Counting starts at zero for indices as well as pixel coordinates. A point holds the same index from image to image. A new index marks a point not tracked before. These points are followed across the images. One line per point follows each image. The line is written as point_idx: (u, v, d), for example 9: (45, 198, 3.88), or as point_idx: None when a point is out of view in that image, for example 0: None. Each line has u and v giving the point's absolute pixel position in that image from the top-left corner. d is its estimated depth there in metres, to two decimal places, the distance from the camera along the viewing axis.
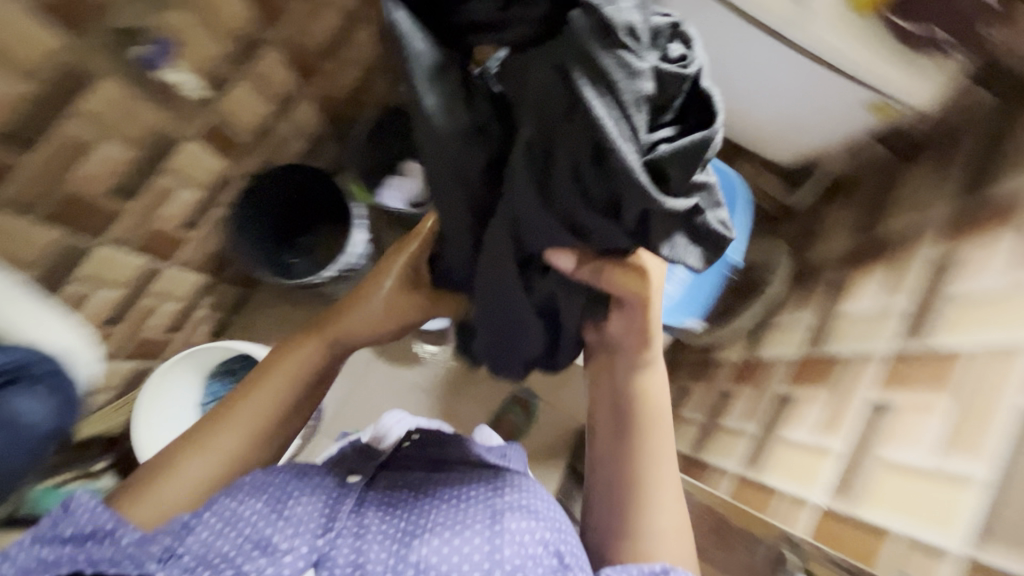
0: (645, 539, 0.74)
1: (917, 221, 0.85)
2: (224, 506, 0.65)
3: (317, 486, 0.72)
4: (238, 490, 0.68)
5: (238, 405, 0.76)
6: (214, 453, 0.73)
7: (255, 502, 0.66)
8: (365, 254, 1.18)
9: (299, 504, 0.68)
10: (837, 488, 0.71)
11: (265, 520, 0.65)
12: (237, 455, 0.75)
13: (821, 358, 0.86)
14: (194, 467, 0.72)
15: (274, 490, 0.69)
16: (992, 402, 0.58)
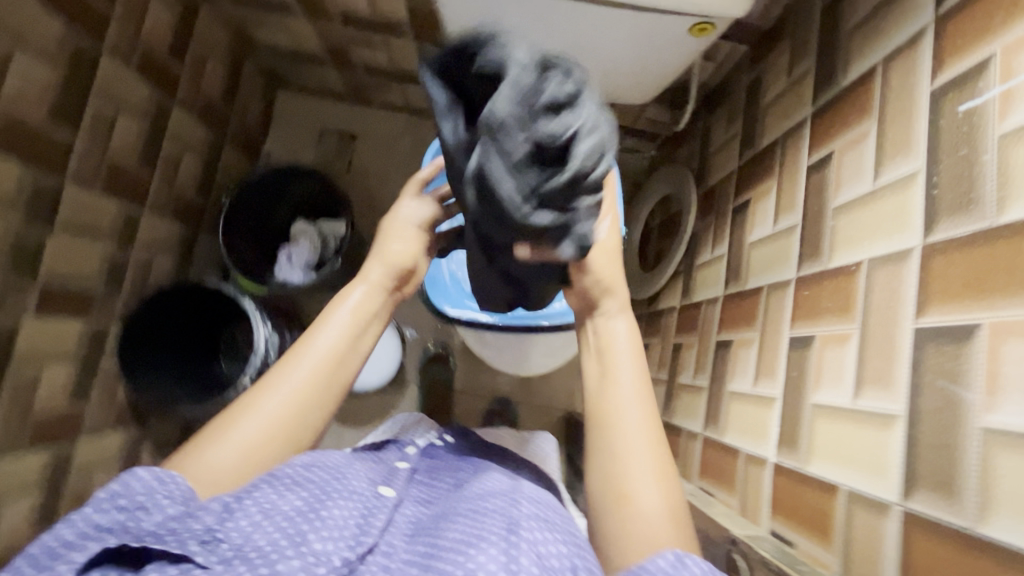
0: (632, 499, 0.52)
1: (785, 121, 0.76)
2: (261, 495, 0.49)
3: (356, 490, 0.55)
4: (278, 479, 0.51)
5: (291, 369, 0.61)
6: (243, 446, 0.56)
7: (293, 498, 0.49)
8: (276, 348, 1.11)
9: (338, 508, 0.51)
10: (784, 443, 0.61)
11: (302, 518, 0.48)
12: (290, 426, 0.59)
13: (741, 297, 0.79)
14: (222, 454, 0.55)
15: (317, 487, 0.52)
16: (892, 322, 0.49)
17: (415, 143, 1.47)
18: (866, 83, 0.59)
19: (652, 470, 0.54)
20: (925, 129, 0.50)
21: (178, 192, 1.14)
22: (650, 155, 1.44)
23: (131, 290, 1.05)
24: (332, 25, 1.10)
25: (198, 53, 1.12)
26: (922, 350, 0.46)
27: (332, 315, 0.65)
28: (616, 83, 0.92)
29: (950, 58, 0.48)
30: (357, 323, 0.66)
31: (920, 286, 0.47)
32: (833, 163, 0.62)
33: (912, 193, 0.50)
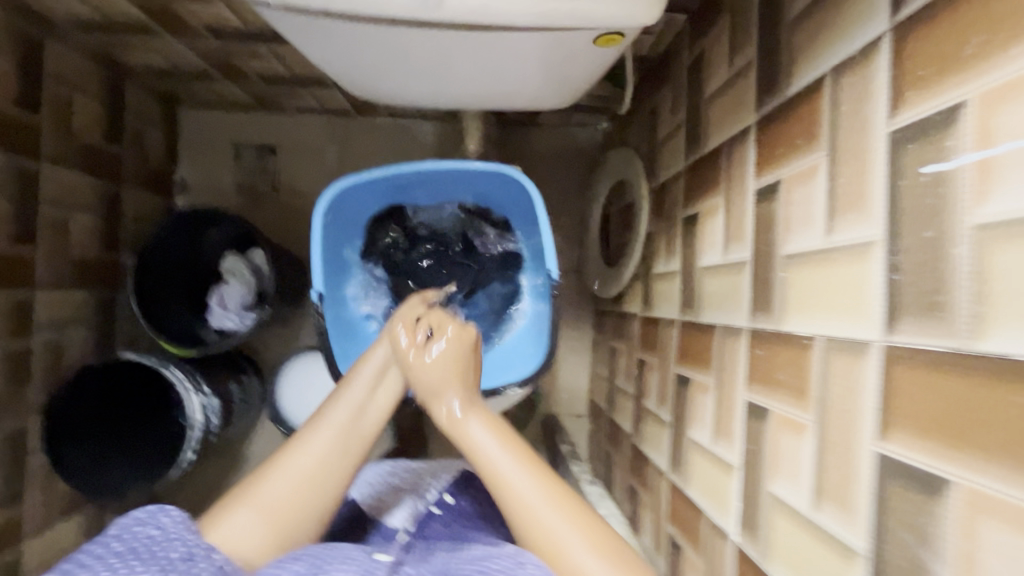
0: (564, 556, 0.51)
1: (729, 125, 0.64)
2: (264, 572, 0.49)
3: (351, 556, 0.53)
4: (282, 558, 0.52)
5: (329, 417, 0.65)
6: (261, 509, 0.59)
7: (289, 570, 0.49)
8: (217, 411, 1.02)
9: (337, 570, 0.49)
10: (746, 525, 0.54)
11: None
12: (306, 493, 0.61)
13: (697, 331, 0.70)
14: (243, 521, 0.58)
15: (313, 559, 0.51)
16: (850, 432, 0.40)
17: (339, 148, 1.32)
18: (814, 100, 0.47)
19: (572, 524, 0.53)
20: (882, 185, 0.39)
21: (75, 256, 1.01)
22: (603, 128, 1.30)
23: (44, 376, 0.95)
24: (206, 41, 0.94)
25: (60, 91, 0.95)
26: (882, 485, 0.37)
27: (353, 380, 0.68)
28: (528, 90, 0.79)
29: (914, 89, 0.36)
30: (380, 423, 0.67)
31: (880, 398, 0.38)
32: (783, 198, 0.51)
33: (871, 270, 0.39)
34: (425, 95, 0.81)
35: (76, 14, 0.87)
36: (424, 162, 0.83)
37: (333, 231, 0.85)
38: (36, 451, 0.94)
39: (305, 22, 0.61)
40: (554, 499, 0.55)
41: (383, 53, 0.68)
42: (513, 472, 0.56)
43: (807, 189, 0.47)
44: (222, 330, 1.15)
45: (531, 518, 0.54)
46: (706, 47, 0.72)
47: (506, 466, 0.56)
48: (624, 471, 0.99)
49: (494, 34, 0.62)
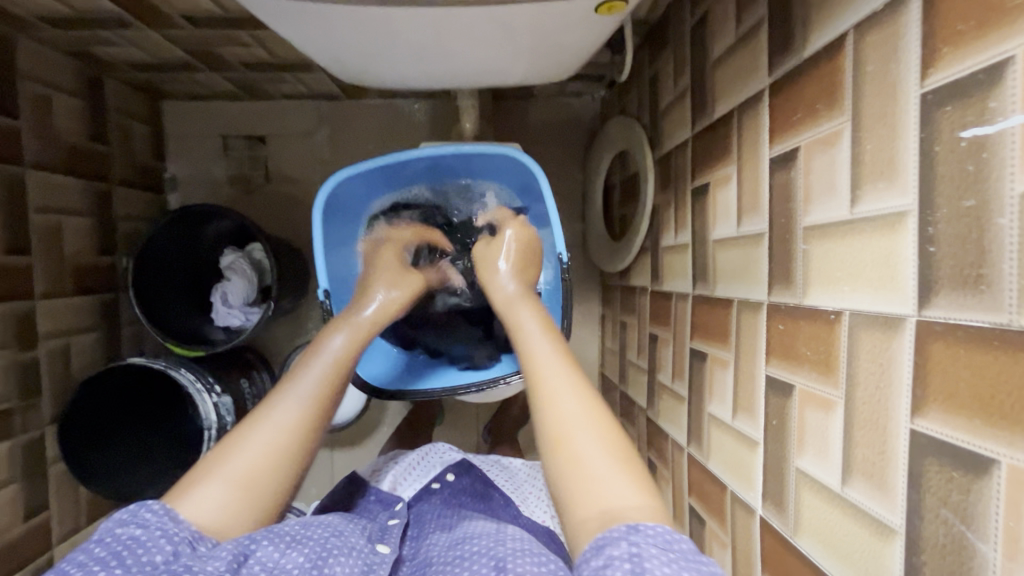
0: (571, 444, 0.51)
1: (739, 90, 0.61)
2: (265, 553, 0.49)
3: (354, 545, 0.57)
4: (278, 536, 0.52)
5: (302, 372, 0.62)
6: (232, 478, 0.54)
7: (297, 555, 0.51)
8: (230, 408, 1.03)
9: (341, 564, 0.53)
10: (771, 500, 0.54)
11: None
12: (301, 432, 0.58)
13: (711, 306, 0.69)
14: (217, 497, 0.52)
15: (317, 544, 0.54)
16: (882, 410, 0.39)
17: (330, 134, 1.28)
18: (836, 60, 0.44)
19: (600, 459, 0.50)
20: (914, 151, 0.37)
21: (72, 264, 0.99)
22: (600, 96, 1.26)
23: (54, 387, 0.94)
24: (182, 30, 0.89)
25: (36, 91, 0.92)
26: (918, 462, 0.36)
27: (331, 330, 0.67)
28: (524, 65, 0.75)
29: (950, 46, 0.34)
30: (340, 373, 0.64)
31: (916, 375, 0.36)
32: (802, 168, 0.49)
33: (902, 241, 0.37)
34: (416, 74, 0.77)
35: (44, 11, 0.82)
36: (416, 149, 0.80)
37: (331, 225, 0.84)
38: (55, 460, 0.94)
39: (287, 6, 0.58)
40: (592, 419, 0.53)
41: (368, 37, 0.65)
42: (568, 401, 0.54)
43: (829, 157, 0.45)
44: (228, 328, 1.15)
45: (576, 458, 0.50)
46: (710, 6, 0.68)
47: (572, 401, 0.54)
48: (640, 445, 0.99)
49: (491, 8, 0.59)
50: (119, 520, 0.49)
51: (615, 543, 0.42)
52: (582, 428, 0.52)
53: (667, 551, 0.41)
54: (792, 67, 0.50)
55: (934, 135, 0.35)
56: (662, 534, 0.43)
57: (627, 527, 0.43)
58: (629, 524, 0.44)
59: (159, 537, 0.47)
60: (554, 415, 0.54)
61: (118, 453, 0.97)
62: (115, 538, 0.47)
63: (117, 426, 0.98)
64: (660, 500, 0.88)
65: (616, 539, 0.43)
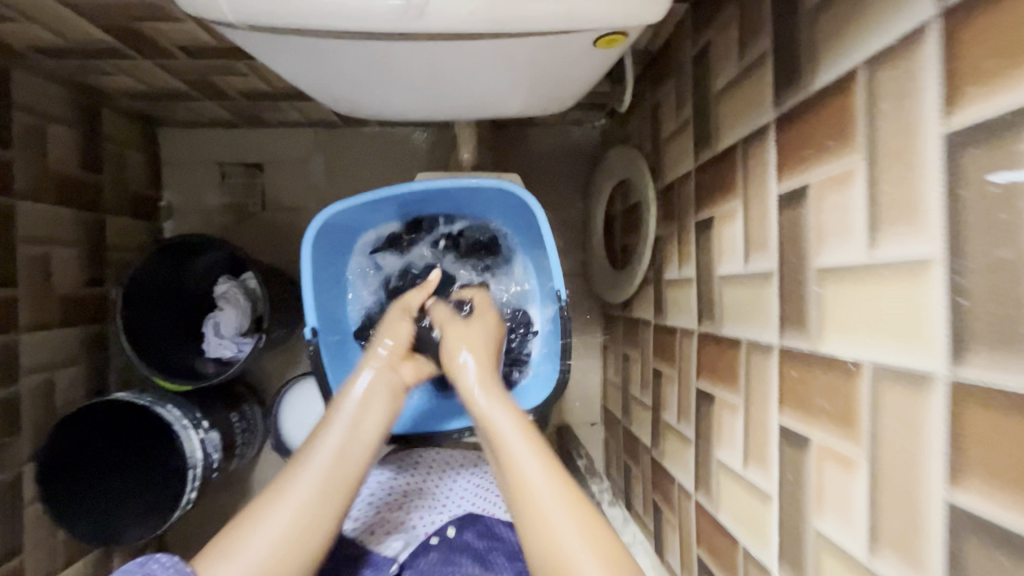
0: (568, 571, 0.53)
1: (743, 124, 0.59)
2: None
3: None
4: None
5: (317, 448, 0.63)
6: (276, 530, 0.57)
7: None
8: (217, 445, 0.98)
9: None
10: (787, 561, 0.50)
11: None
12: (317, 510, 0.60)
13: (718, 345, 0.65)
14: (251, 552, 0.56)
15: None
16: (914, 475, 0.35)
17: (328, 162, 1.27)
18: (846, 95, 0.42)
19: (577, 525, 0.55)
20: (938, 193, 0.34)
21: (60, 295, 0.97)
22: (600, 124, 1.25)
23: (34, 423, 0.91)
24: (178, 60, 0.88)
25: (30, 122, 0.91)
26: (956, 538, 0.32)
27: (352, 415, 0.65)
28: (520, 97, 0.74)
29: (974, 84, 0.31)
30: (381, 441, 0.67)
31: (952, 440, 0.33)
32: (812, 206, 0.46)
33: (930, 292, 0.34)
34: (410, 107, 0.76)
35: (38, 42, 0.82)
36: (412, 183, 0.79)
37: (319, 253, 0.81)
38: (32, 500, 0.90)
39: (275, 39, 0.56)
40: (572, 507, 0.56)
41: (359, 69, 0.64)
42: (517, 440, 0.61)
43: (842, 195, 0.43)
44: (219, 359, 1.12)
45: (545, 522, 0.55)
46: (712, 38, 0.67)
47: (552, 497, 0.57)
48: (645, 486, 0.95)
49: (485, 42, 0.57)
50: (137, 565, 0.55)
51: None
52: (558, 530, 0.55)
53: None
54: (801, 102, 0.48)
55: (958, 178, 0.32)
56: None
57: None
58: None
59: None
60: (528, 507, 0.57)
61: (96, 494, 0.92)
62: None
63: (97, 466, 0.93)
64: (665, 547, 0.83)
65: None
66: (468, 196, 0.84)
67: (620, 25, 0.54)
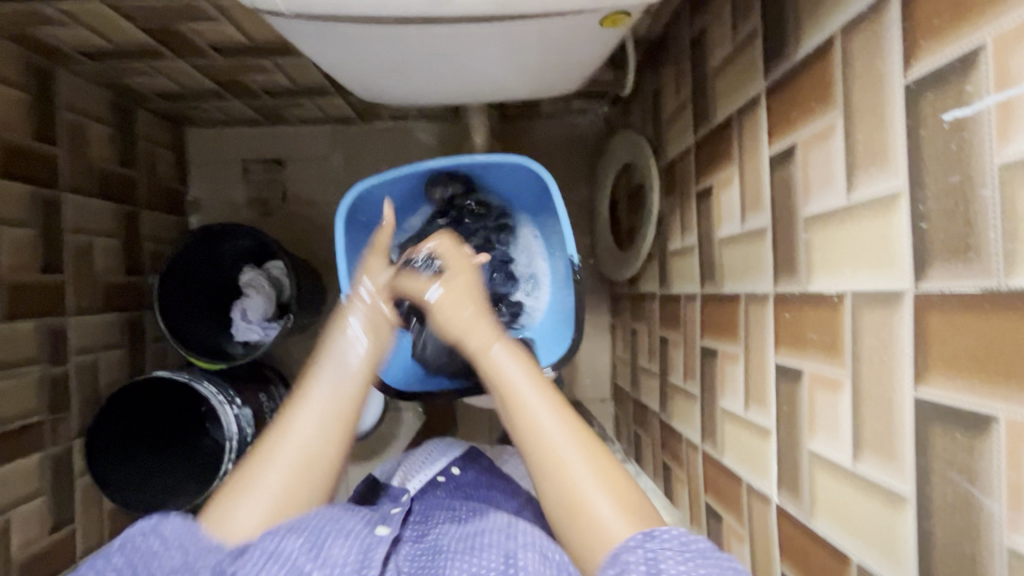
0: (583, 506, 0.52)
1: (738, 97, 0.64)
2: (267, 540, 0.53)
3: (353, 528, 0.56)
4: (279, 528, 0.55)
5: (310, 400, 0.63)
6: (264, 500, 0.57)
7: (296, 539, 0.53)
8: (250, 420, 1.04)
9: (338, 546, 0.54)
10: (786, 485, 0.56)
11: (303, 560, 0.52)
12: (312, 459, 0.60)
13: (720, 304, 0.71)
14: (242, 516, 0.57)
15: (315, 528, 0.55)
16: (887, 383, 0.41)
17: (345, 155, 1.34)
18: (825, 61, 0.48)
19: (588, 466, 0.54)
20: (903, 136, 0.39)
21: (101, 283, 1.04)
22: (603, 113, 1.30)
23: (82, 400, 0.97)
24: (209, 59, 0.95)
25: (72, 119, 0.97)
26: (924, 427, 0.38)
27: (341, 354, 0.67)
28: (531, 79, 0.80)
29: (929, 39, 0.37)
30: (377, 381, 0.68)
31: (915, 345, 0.38)
32: (800, 163, 0.52)
33: (897, 222, 0.40)
34: (431, 90, 0.82)
35: (83, 44, 0.88)
36: (433, 159, 0.85)
37: (353, 232, 0.88)
38: (82, 473, 0.96)
39: (312, 27, 0.62)
40: (565, 422, 0.57)
41: (385, 54, 0.70)
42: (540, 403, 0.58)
43: (824, 150, 0.48)
44: (247, 342, 1.18)
45: (562, 474, 0.54)
46: (707, 20, 0.72)
47: (555, 428, 0.56)
48: (654, 449, 1.00)
49: (502, 25, 0.63)
50: (141, 528, 0.54)
51: (631, 550, 0.47)
52: (587, 483, 0.53)
53: (682, 552, 0.46)
54: (788, 71, 0.54)
55: (919, 120, 0.38)
56: (678, 535, 0.48)
57: (639, 535, 0.48)
58: (645, 530, 0.49)
59: (174, 549, 0.53)
60: (553, 465, 0.55)
61: (142, 465, 0.99)
62: (135, 546, 0.53)
63: (141, 439, 1.00)
64: (675, 502, 0.88)
65: (631, 547, 0.47)
66: (485, 173, 0.90)
67: (623, 7, 0.60)
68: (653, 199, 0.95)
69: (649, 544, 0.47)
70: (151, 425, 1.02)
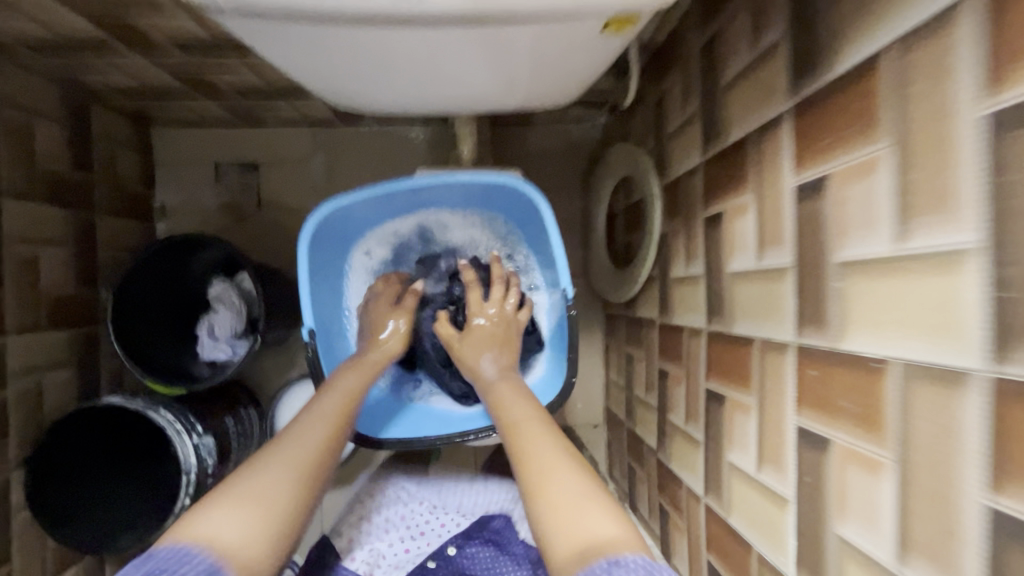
0: (560, 494, 0.52)
1: (753, 117, 0.57)
2: None
3: None
4: None
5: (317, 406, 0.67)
6: (245, 500, 0.54)
7: None
8: (211, 450, 0.96)
9: None
10: (809, 569, 0.48)
11: None
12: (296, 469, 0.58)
13: (730, 344, 0.63)
14: (225, 517, 0.52)
15: None
16: (950, 481, 0.34)
17: (325, 160, 1.25)
18: (868, 82, 0.40)
19: (597, 512, 0.50)
20: (977, 180, 0.32)
21: (49, 298, 0.94)
22: (601, 121, 1.23)
23: (22, 429, 0.88)
24: (170, 55, 0.86)
25: (17, 118, 0.88)
26: (1002, 546, 0.30)
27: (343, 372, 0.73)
28: (526, 88, 0.72)
29: (1018, 63, 0.30)
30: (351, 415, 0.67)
31: (992, 442, 0.31)
32: (833, 198, 0.45)
33: (968, 286, 0.32)
34: (409, 99, 0.74)
35: (27, 35, 0.79)
36: (415, 178, 0.78)
37: (319, 257, 0.81)
38: (20, 509, 0.87)
39: (267, 26, 0.54)
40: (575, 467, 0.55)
41: (354, 58, 0.61)
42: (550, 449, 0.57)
43: (866, 185, 0.41)
44: (213, 362, 1.09)
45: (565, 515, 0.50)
46: (720, 27, 0.65)
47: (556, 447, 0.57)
48: (650, 488, 0.92)
49: (491, 29, 0.55)
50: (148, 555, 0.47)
51: None
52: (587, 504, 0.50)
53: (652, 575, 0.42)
54: (819, 91, 0.46)
55: (1005, 163, 0.30)
56: (643, 563, 0.43)
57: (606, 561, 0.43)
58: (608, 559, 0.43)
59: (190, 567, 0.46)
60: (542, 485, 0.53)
61: (87, 499, 0.90)
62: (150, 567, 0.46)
63: (87, 470, 0.91)
64: (674, 553, 0.80)
65: None
66: (471, 194, 0.84)
67: (630, 10, 0.52)
68: (654, 219, 0.87)
69: (618, 568, 0.43)
70: (98, 454, 0.93)
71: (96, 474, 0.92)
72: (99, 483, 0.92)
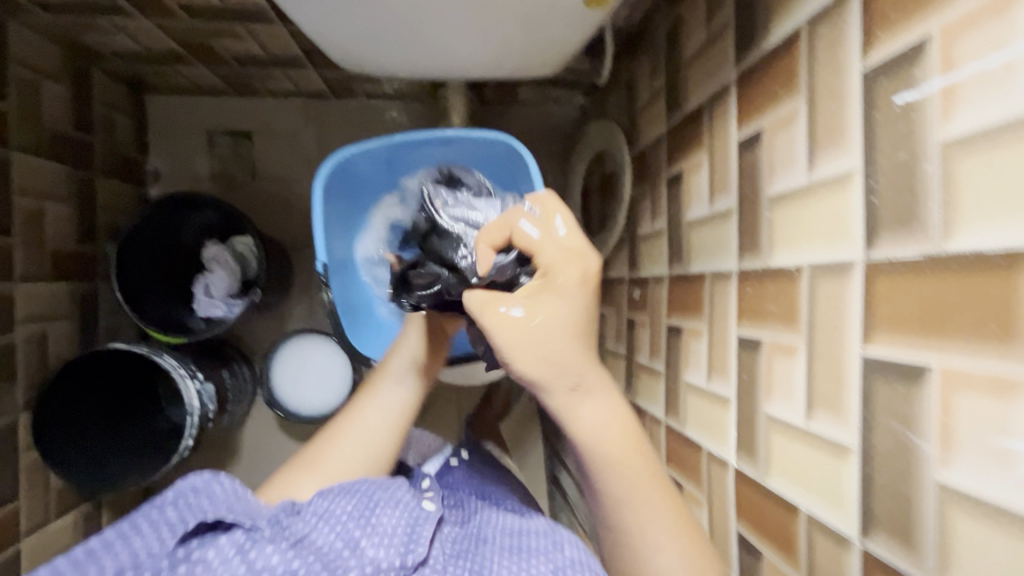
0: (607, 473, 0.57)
1: (709, 85, 0.67)
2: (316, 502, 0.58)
3: (400, 502, 0.61)
4: (329, 491, 0.60)
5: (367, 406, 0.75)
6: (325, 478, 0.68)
7: (346, 504, 0.58)
8: (212, 396, 1.02)
9: (387, 516, 0.58)
10: (744, 449, 0.59)
11: (354, 523, 0.56)
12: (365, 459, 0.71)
13: (687, 282, 0.74)
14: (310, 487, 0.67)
15: (364, 498, 0.60)
16: (838, 346, 0.45)
17: (317, 131, 1.31)
18: (791, 50, 0.51)
19: (663, 521, 0.57)
20: (859, 118, 0.43)
21: (53, 250, 0.99)
22: (578, 103, 1.33)
23: (29, 373, 0.92)
24: (178, 21, 0.91)
25: (25, 75, 0.92)
26: (870, 382, 0.42)
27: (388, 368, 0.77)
28: (512, 58, 0.81)
29: (885, 28, 0.40)
30: (413, 403, 0.76)
31: (864, 308, 0.42)
32: (765, 146, 0.56)
33: (852, 197, 0.43)
34: (404, 63, 0.82)
35: None
36: (418, 133, 0.88)
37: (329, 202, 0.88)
38: (27, 448, 0.92)
39: None
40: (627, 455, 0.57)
41: (361, 19, 0.70)
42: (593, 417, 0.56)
43: (789, 131, 0.52)
44: (209, 318, 1.13)
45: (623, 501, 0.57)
46: (682, 13, 0.75)
47: (610, 431, 0.57)
48: None
49: None
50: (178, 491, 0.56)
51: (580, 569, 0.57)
52: (648, 508, 0.57)
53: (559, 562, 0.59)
54: (757, 62, 0.57)
55: (877, 102, 0.41)
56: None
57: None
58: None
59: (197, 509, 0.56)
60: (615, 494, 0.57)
61: (90, 441, 0.96)
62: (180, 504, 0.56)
63: (90, 414, 0.96)
64: None
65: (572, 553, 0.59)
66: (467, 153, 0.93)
67: None
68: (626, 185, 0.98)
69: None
70: (98, 400, 0.98)
71: (97, 418, 0.97)
72: (100, 427, 0.98)
